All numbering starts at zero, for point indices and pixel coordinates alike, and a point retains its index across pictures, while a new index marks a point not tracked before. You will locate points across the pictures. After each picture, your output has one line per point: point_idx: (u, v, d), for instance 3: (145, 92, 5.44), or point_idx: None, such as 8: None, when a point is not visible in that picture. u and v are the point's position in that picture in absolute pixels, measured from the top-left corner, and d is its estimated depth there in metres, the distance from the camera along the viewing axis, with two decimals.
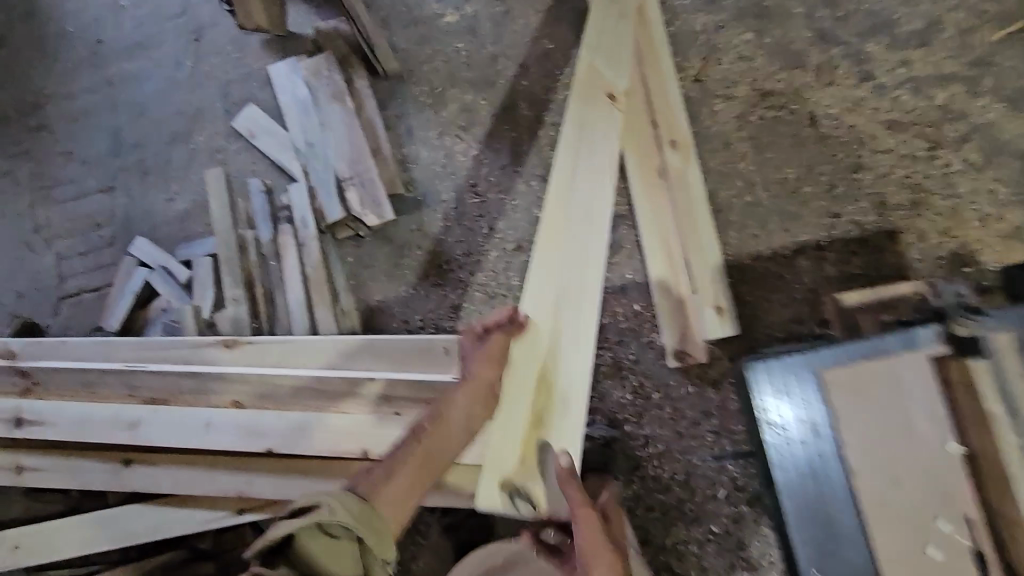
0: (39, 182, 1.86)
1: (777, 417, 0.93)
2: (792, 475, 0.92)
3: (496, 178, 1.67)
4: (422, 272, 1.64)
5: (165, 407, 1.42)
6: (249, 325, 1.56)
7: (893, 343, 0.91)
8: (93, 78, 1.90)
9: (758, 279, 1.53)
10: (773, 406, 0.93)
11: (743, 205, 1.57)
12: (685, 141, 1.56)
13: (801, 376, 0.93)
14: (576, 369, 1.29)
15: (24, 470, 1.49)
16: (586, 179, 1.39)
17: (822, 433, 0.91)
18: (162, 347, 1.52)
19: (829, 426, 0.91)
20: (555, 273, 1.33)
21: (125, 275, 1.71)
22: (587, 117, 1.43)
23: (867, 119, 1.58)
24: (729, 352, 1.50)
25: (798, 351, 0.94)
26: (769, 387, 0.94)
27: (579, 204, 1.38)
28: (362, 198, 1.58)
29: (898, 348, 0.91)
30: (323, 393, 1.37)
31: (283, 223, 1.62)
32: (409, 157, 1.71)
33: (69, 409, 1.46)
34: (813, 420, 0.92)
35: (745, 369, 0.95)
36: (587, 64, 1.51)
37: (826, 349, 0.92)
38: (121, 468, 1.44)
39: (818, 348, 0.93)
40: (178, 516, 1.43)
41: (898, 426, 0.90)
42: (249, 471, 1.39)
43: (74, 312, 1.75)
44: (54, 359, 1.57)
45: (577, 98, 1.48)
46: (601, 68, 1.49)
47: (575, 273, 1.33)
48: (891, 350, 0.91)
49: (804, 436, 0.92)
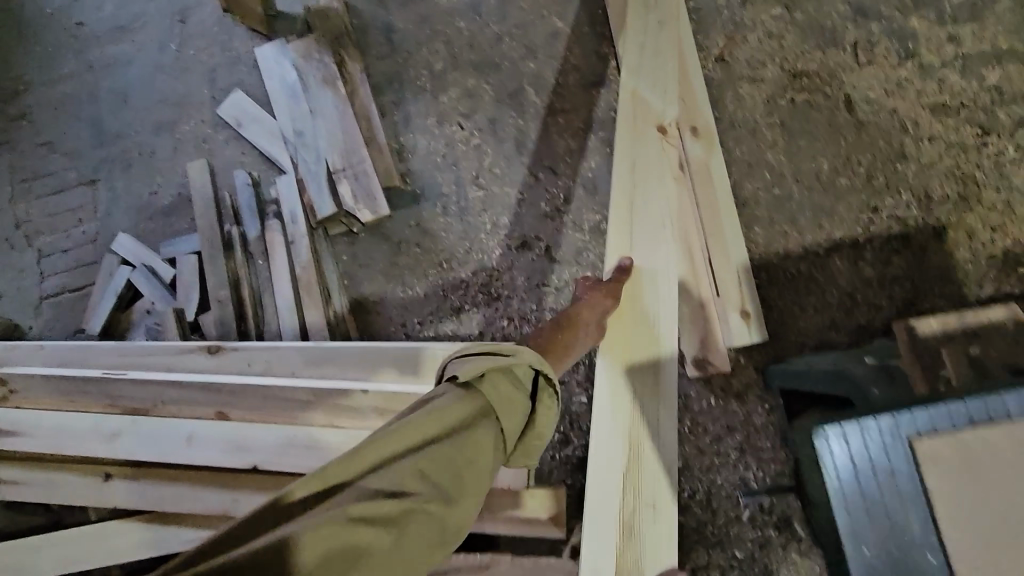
0: (17, 175, 1.74)
1: (847, 485, 0.70)
2: (874, 570, 0.68)
3: (501, 170, 1.54)
4: (421, 271, 1.53)
5: (146, 418, 1.33)
6: (237, 329, 1.46)
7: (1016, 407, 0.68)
8: (72, 63, 1.78)
9: (788, 281, 1.39)
10: (846, 475, 0.70)
11: (772, 198, 1.43)
12: (707, 128, 1.42)
13: (884, 441, 0.70)
14: (658, 469, 1.01)
15: (2, 483, 1.40)
16: (647, 247, 1.09)
17: (906, 511, 0.68)
18: (144, 353, 1.42)
19: (919, 505, 0.67)
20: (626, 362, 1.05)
21: (108, 274, 1.61)
22: (641, 166, 1.12)
23: (910, 102, 1.43)
24: (755, 361, 1.37)
25: (881, 411, 0.71)
26: (844, 453, 0.71)
27: (648, 269, 1.09)
28: (356, 192, 1.47)
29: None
30: (314, 405, 1.27)
31: (271, 219, 1.51)
32: (407, 147, 1.58)
33: (46, 420, 1.37)
34: (897, 493, 0.68)
35: (814, 437, 0.71)
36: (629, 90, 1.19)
37: (921, 411, 0.69)
38: (101, 482, 1.35)
39: (910, 408, 0.70)
40: (161, 535, 1.33)
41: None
42: (235, 488, 1.29)
43: (57, 313, 1.65)
44: (33, 364, 1.47)
45: (623, 141, 1.14)
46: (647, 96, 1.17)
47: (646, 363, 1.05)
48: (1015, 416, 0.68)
49: (884, 494, 0.69)
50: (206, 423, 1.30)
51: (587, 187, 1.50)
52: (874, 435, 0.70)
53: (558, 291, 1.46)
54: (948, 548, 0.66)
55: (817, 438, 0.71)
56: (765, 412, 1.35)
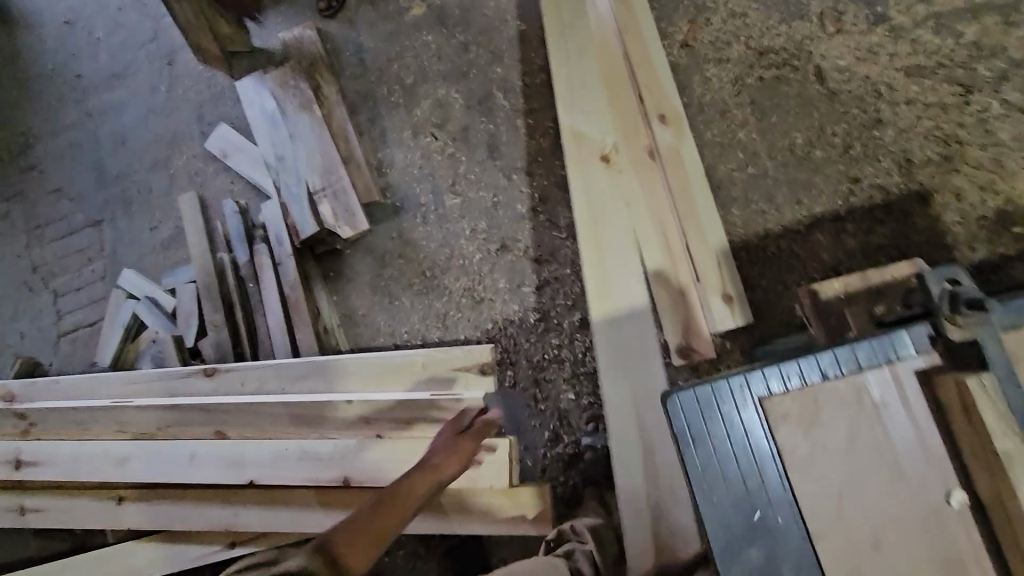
0: (32, 222, 1.85)
1: (704, 440, 0.74)
2: (729, 517, 0.72)
3: (475, 175, 1.57)
4: (406, 281, 1.56)
5: (151, 441, 1.39)
6: (233, 351, 1.52)
7: (866, 352, 0.76)
8: (74, 113, 1.89)
9: (769, 260, 1.36)
10: (704, 431, 0.74)
11: (747, 178, 1.40)
12: (675, 114, 1.41)
13: (738, 401, 0.75)
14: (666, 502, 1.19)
15: (27, 511, 1.48)
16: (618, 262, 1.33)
17: (761, 458, 0.74)
18: (148, 380, 1.49)
19: (770, 455, 0.74)
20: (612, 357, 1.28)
21: (115, 308, 1.69)
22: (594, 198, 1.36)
23: (884, 67, 1.39)
24: (741, 344, 1.34)
25: (738, 372, 0.76)
26: (699, 414, 0.75)
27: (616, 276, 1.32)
28: (335, 210, 1.51)
29: (878, 359, 0.76)
30: (304, 419, 1.30)
31: (259, 242, 1.57)
32: (385, 161, 1.62)
33: (62, 449, 1.45)
34: (752, 446, 0.74)
35: (666, 401, 0.75)
36: (569, 127, 1.42)
37: (769, 368, 0.76)
38: (116, 505, 1.42)
39: (762, 367, 0.76)
40: (172, 552, 1.40)
41: (868, 453, 0.73)
42: (237, 503, 1.34)
43: (74, 349, 1.75)
44: (50, 398, 1.56)
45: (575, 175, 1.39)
46: (584, 129, 1.41)
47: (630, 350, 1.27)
48: (866, 363, 0.76)
49: (737, 456, 0.74)
50: (206, 441, 1.35)
51: (561, 185, 1.51)
52: (728, 410, 0.75)
53: (538, 289, 1.47)
54: (796, 498, 0.72)
55: (670, 401, 0.75)
56: None
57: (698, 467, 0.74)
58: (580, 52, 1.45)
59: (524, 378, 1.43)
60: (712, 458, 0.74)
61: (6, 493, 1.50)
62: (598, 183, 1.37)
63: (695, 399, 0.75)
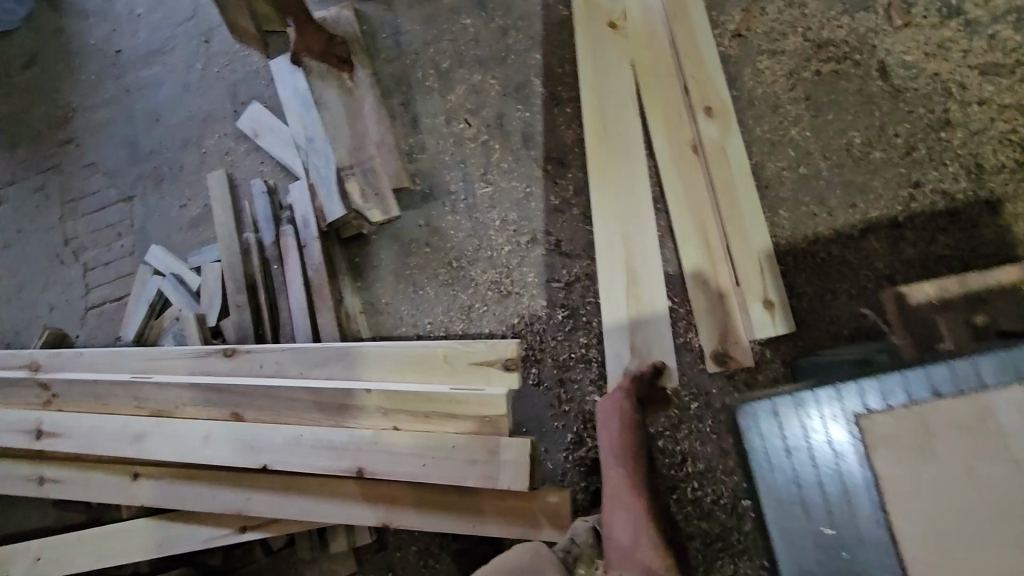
0: (66, 195, 1.87)
1: (781, 462, 0.60)
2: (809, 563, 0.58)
3: (509, 164, 1.51)
4: (431, 270, 1.51)
5: (168, 419, 1.37)
6: (254, 333, 1.49)
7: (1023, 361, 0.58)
8: (112, 88, 1.90)
9: (817, 266, 1.27)
10: (779, 450, 0.60)
11: (797, 177, 1.32)
12: (723, 106, 1.33)
13: (830, 418, 0.60)
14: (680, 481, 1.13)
15: (46, 481, 1.49)
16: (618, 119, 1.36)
17: (855, 492, 0.58)
18: (168, 357, 1.48)
19: (868, 489, 0.58)
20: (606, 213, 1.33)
21: (141, 284, 1.69)
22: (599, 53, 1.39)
23: (956, 64, 1.28)
24: (783, 354, 1.26)
25: (835, 381, 0.61)
26: (777, 431, 0.61)
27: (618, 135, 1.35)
28: (364, 190, 1.48)
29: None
30: (321, 406, 1.27)
31: (285, 224, 1.54)
32: (416, 146, 1.58)
33: (82, 421, 1.44)
34: (844, 476, 0.59)
35: (738, 413, 0.62)
36: None
37: (880, 376, 0.60)
38: (131, 481, 1.41)
39: (870, 376, 0.61)
40: (184, 532, 1.38)
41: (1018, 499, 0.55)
42: (249, 488, 1.32)
43: (100, 322, 1.75)
44: (73, 369, 1.56)
45: (583, 33, 1.42)
46: None
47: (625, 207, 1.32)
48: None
49: (825, 486, 0.59)
50: (221, 421, 1.33)
51: None
52: (795, 423, 0.61)
53: (568, 285, 1.41)
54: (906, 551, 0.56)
55: (741, 415, 0.61)
56: None
57: (773, 497, 0.60)
58: (624, 38, 1.40)
59: (547, 376, 1.37)
60: (790, 485, 0.60)
61: (26, 461, 1.51)
62: (621, 185, 1.33)
63: (771, 413, 0.62)
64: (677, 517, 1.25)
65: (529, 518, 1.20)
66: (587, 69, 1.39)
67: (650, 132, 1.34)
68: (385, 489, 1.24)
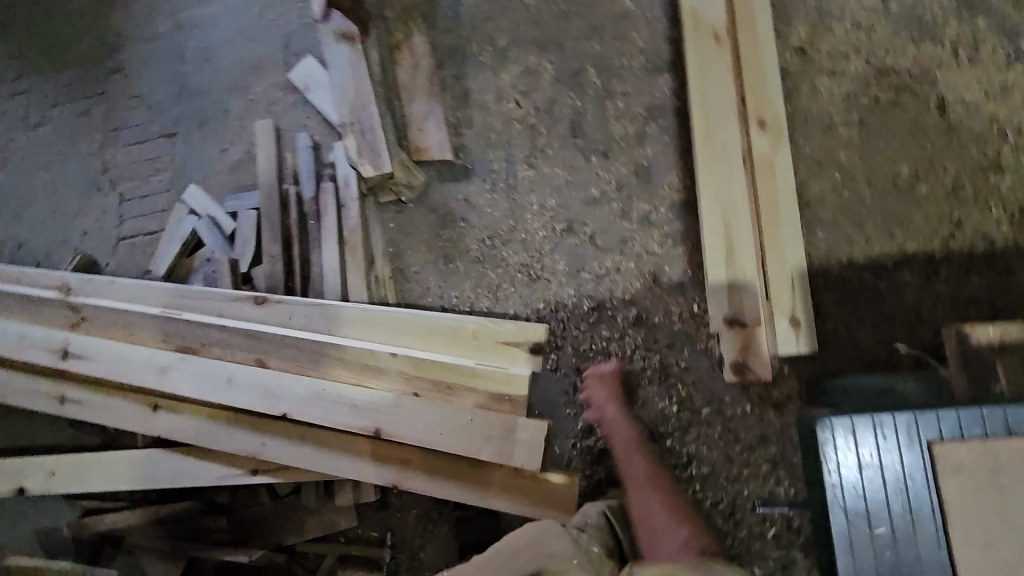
0: (109, 123, 1.88)
1: (841, 466, 0.95)
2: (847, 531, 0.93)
3: (554, 151, 1.52)
4: (464, 246, 1.53)
5: (193, 357, 1.41)
6: (283, 284, 1.52)
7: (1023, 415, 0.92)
8: (165, 23, 1.90)
9: (847, 291, 1.29)
10: (841, 460, 0.95)
11: (839, 201, 1.32)
12: (776, 120, 1.33)
13: (888, 441, 0.94)
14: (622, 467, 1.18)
15: (66, 400, 1.53)
16: (724, 112, 1.34)
17: (905, 491, 0.92)
18: (198, 297, 1.50)
19: (919, 492, 0.92)
20: (723, 208, 1.31)
21: (176, 222, 1.71)
22: (706, 54, 1.37)
23: (1014, 109, 1.29)
24: (801, 373, 1.28)
25: (904, 413, 0.94)
26: (844, 444, 0.96)
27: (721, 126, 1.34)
28: (360, 146, 1.41)
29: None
30: (346, 363, 1.31)
31: (325, 181, 1.56)
32: (463, 120, 1.58)
33: (107, 348, 1.48)
34: (900, 480, 0.93)
35: (817, 428, 0.97)
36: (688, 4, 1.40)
37: (930, 414, 0.93)
38: (149, 412, 1.45)
39: (924, 413, 0.94)
40: (196, 467, 1.42)
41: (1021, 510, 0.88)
42: (265, 433, 1.36)
43: (131, 254, 1.78)
44: (101, 297, 1.59)
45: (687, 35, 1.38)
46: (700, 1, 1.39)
47: (740, 203, 1.31)
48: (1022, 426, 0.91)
49: (887, 492, 0.93)
50: (244, 365, 1.36)
51: (640, 176, 1.45)
52: (865, 446, 0.95)
53: (598, 278, 1.42)
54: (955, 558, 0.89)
55: (823, 430, 0.97)
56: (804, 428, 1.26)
57: (835, 500, 0.95)
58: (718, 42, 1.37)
59: (566, 364, 1.40)
60: (849, 484, 0.95)
61: (49, 379, 1.55)
62: (706, 220, 1.31)
63: (847, 438, 0.96)
64: None
65: (540, 497, 1.24)
66: (694, 71, 1.37)
67: (717, 169, 1.33)
68: (398, 452, 1.28)
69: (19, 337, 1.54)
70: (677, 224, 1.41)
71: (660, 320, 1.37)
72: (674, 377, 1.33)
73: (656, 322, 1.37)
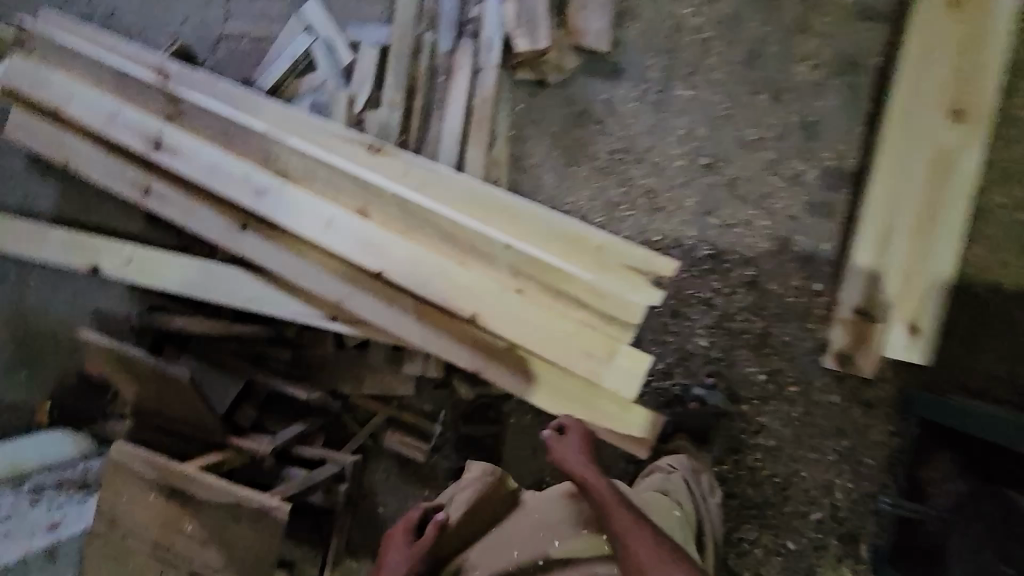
0: None
1: None
2: None
3: (720, 76, 1.37)
4: (592, 152, 1.42)
5: (293, 186, 1.35)
6: (396, 137, 1.43)
7: None
8: None
9: (981, 314, 1.23)
10: None
11: (1012, 220, 1.22)
12: (984, 112, 1.18)
13: None
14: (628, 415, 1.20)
15: (150, 192, 1.47)
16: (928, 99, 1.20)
17: None
18: (306, 124, 1.40)
19: None
20: (885, 206, 1.21)
21: (289, 35, 1.57)
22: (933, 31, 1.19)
23: None
24: (903, 382, 1.24)
25: None
26: None
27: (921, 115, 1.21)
28: (518, 12, 1.34)
29: None
30: (454, 240, 1.26)
31: (466, 38, 1.41)
32: (631, 10, 1.39)
33: (205, 152, 1.41)
34: None
35: None
36: None
37: None
38: (236, 228, 1.41)
39: None
40: (272, 297, 1.40)
41: None
42: (353, 283, 1.34)
43: (233, 57, 1.66)
44: (198, 92, 1.46)
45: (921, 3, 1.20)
46: None
47: (908, 203, 1.20)
48: None
49: None
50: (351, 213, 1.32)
51: (806, 131, 1.32)
52: None
53: (726, 227, 1.34)
54: None
55: None
56: (885, 433, 1.25)
57: None
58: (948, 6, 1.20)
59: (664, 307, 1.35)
60: None
61: (136, 166, 1.49)
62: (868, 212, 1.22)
63: None
64: (727, 475, 1.31)
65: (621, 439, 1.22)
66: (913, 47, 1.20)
67: (898, 159, 1.21)
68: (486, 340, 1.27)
69: (113, 116, 1.45)
70: (828, 194, 1.31)
71: (776, 288, 1.31)
72: (772, 348, 1.30)
73: (771, 289, 1.31)
